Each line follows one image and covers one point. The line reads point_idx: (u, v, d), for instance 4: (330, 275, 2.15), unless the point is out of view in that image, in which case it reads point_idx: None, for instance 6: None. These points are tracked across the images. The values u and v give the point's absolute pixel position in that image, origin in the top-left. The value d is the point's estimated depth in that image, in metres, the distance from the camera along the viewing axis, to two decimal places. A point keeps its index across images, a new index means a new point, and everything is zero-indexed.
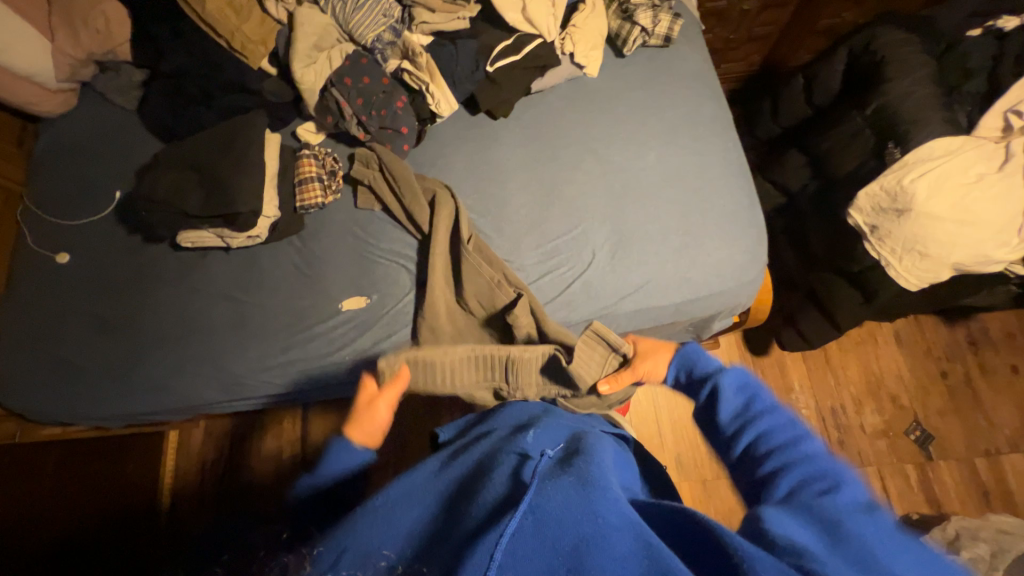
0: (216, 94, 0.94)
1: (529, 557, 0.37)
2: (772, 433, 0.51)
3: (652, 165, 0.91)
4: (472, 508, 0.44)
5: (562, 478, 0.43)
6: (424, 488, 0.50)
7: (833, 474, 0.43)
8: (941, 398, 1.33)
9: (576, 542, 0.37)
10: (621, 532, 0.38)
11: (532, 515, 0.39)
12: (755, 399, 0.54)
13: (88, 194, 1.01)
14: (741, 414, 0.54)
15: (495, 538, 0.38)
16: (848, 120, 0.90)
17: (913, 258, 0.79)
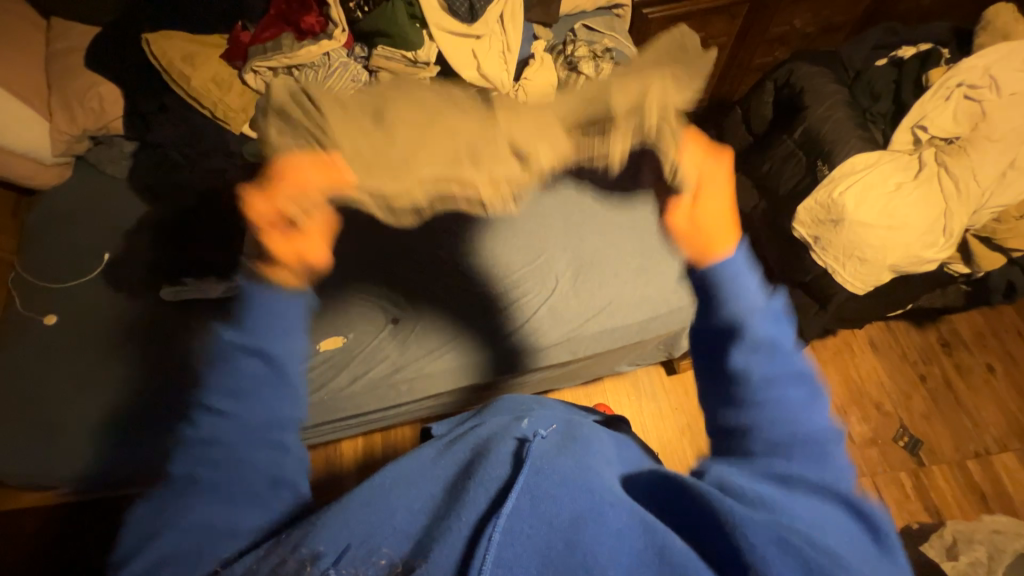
0: (201, 158, 1.02)
1: (527, 535, 0.40)
2: (764, 380, 0.42)
3: (605, 195, 0.99)
4: (471, 488, 0.45)
5: (557, 459, 0.46)
6: (422, 469, 0.51)
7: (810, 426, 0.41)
8: (923, 401, 1.35)
9: (574, 518, 0.40)
10: (616, 508, 0.41)
11: (529, 495, 0.42)
12: (767, 312, 0.43)
13: (77, 257, 1.06)
14: (750, 359, 0.42)
15: (495, 521, 0.40)
16: (779, 144, 1.00)
17: (855, 263, 0.85)
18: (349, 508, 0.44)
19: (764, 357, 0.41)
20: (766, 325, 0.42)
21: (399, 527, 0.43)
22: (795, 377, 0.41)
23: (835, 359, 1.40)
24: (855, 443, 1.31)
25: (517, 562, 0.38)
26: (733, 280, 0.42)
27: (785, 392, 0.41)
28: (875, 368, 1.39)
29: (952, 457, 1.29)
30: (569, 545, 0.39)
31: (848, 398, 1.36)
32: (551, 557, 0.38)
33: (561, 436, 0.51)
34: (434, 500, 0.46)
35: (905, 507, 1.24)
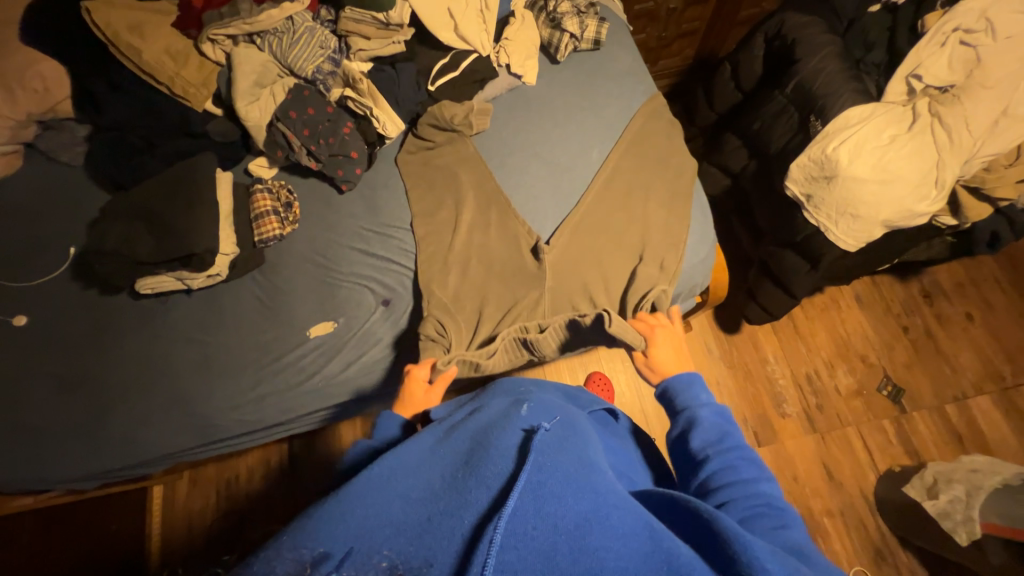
0: (164, 139, 0.95)
1: (529, 535, 0.38)
2: (736, 468, 0.52)
3: (595, 161, 0.96)
4: (471, 483, 0.44)
5: (562, 457, 0.46)
6: (420, 457, 0.50)
7: (783, 514, 0.48)
8: (905, 352, 1.39)
9: (579, 520, 0.39)
10: (623, 513, 0.41)
11: (533, 493, 0.41)
12: (709, 408, 0.60)
13: (41, 253, 0.99)
14: (712, 445, 0.55)
15: (495, 522, 0.38)
16: (771, 100, 0.97)
17: (847, 220, 0.84)
18: (343, 506, 0.43)
19: (711, 424, 0.58)
20: (708, 416, 0.58)
21: (398, 523, 0.41)
22: (743, 456, 0.54)
23: (822, 316, 1.43)
24: (841, 396, 1.36)
25: (519, 564, 0.37)
26: (685, 388, 0.63)
27: (740, 466, 0.53)
28: (860, 322, 1.42)
29: (931, 402, 1.35)
30: (573, 548, 0.37)
31: (835, 353, 1.40)
32: (554, 559, 0.37)
33: (561, 429, 0.52)
34: (432, 488, 0.45)
35: (888, 452, 1.30)
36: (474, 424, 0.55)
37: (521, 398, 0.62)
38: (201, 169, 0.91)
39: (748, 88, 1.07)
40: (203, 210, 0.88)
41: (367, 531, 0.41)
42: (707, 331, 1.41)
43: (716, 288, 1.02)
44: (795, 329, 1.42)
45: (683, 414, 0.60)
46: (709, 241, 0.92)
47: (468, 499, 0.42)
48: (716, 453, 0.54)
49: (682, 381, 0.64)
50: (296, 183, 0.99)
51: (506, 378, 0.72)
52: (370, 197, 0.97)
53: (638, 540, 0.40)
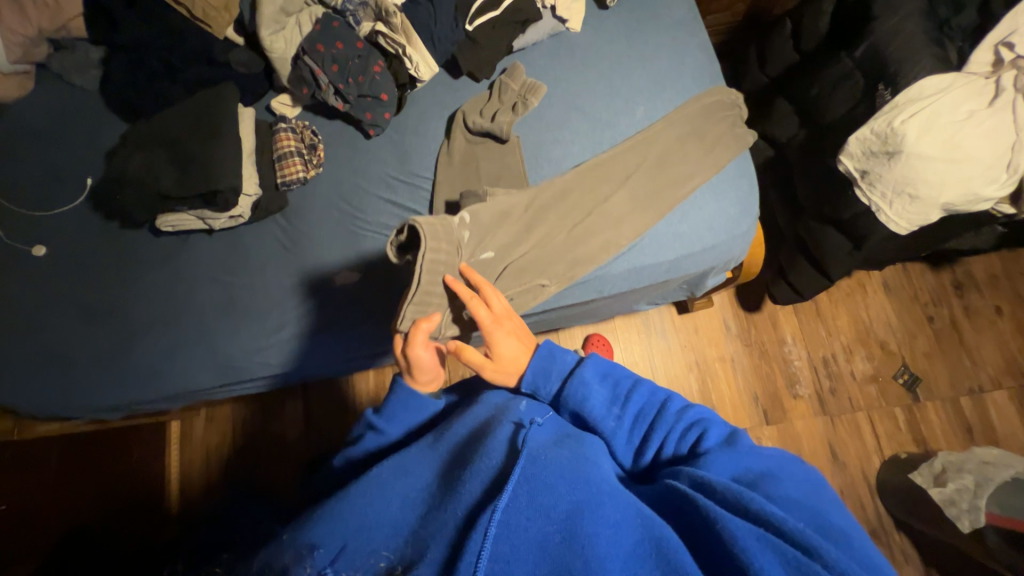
0: (182, 66, 0.89)
1: (524, 524, 0.43)
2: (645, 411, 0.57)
3: (640, 121, 0.90)
4: (467, 480, 0.48)
5: (558, 452, 0.49)
6: (420, 458, 0.55)
7: (704, 420, 0.54)
8: (927, 342, 1.37)
9: (571, 510, 0.43)
10: (615, 503, 0.44)
11: (527, 487, 0.45)
12: (589, 365, 0.59)
13: (56, 181, 0.97)
14: (615, 401, 0.57)
15: (489, 515, 0.43)
16: (836, 64, 0.90)
17: (903, 202, 0.80)
18: (345, 511, 0.49)
19: (599, 380, 0.58)
20: (592, 378, 0.58)
21: (396, 524, 0.48)
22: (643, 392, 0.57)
23: (846, 300, 1.39)
24: (855, 381, 1.35)
25: (513, 554, 0.41)
26: (554, 360, 0.60)
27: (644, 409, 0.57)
28: (885, 309, 1.39)
29: (946, 394, 1.34)
30: (567, 539, 0.41)
31: (855, 338, 1.38)
32: (548, 548, 0.41)
33: (558, 426, 0.55)
34: (428, 489, 0.51)
35: (895, 439, 1.31)
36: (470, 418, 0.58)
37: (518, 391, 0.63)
38: (221, 100, 0.86)
39: (809, 50, 0.98)
40: (223, 145, 0.83)
41: (365, 530, 0.48)
42: (728, 308, 1.39)
43: (749, 264, 0.99)
44: (817, 311, 1.39)
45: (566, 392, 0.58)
46: (755, 213, 0.86)
47: (462, 498, 0.47)
48: (624, 407, 0.57)
49: (542, 360, 0.60)
50: (320, 124, 0.94)
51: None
52: (398, 146, 0.92)
53: (628, 527, 0.43)
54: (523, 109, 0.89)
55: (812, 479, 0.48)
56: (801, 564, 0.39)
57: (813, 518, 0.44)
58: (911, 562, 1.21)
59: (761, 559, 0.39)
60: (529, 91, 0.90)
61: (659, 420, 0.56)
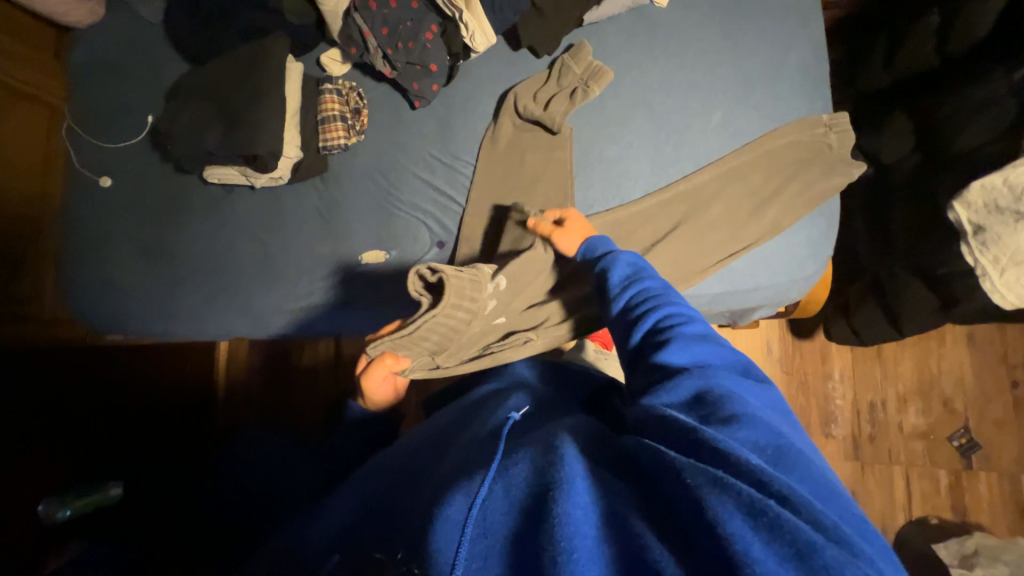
0: (237, 10, 0.86)
1: (496, 507, 0.42)
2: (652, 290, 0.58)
3: (714, 127, 0.78)
4: (443, 473, 0.50)
5: (530, 441, 0.49)
6: (403, 457, 0.60)
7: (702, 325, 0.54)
8: (1002, 408, 1.21)
9: (542, 490, 0.41)
10: (583, 475, 0.42)
11: (504, 476, 0.44)
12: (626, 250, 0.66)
13: (122, 114, 1.00)
14: (628, 277, 0.61)
15: (463, 499, 0.42)
16: (984, 83, 0.74)
17: (1020, 272, 0.67)
18: (334, 511, 0.57)
19: (628, 261, 0.64)
20: (624, 256, 0.64)
21: (373, 512, 0.53)
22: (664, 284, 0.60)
23: (917, 346, 1.24)
24: (901, 434, 1.23)
25: (490, 551, 0.39)
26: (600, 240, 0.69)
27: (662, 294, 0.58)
28: (961, 363, 1.22)
29: (1006, 468, 1.20)
30: (531, 518, 0.39)
31: (916, 388, 1.24)
32: (520, 538, 0.39)
33: (532, 421, 0.56)
34: (406, 480, 0.55)
35: (929, 501, 1.20)
36: (452, 413, 0.65)
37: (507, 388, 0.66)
38: (271, 54, 0.83)
39: (954, 56, 0.79)
40: (269, 105, 0.82)
41: (347, 527, 0.54)
42: (774, 332, 1.28)
43: (807, 303, 0.88)
44: (878, 351, 1.25)
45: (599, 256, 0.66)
46: (824, 255, 0.76)
47: (435, 485, 0.48)
48: (634, 282, 0.61)
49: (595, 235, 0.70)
50: (368, 87, 0.89)
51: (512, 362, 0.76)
52: (442, 122, 0.86)
53: (591, 496, 0.41)
54: (580, 96, 0.79)
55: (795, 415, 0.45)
56: (758, 506, 0.34)
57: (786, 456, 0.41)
58: None
59: (718, 504, 0.36)
60: (592, 74, 0.79)
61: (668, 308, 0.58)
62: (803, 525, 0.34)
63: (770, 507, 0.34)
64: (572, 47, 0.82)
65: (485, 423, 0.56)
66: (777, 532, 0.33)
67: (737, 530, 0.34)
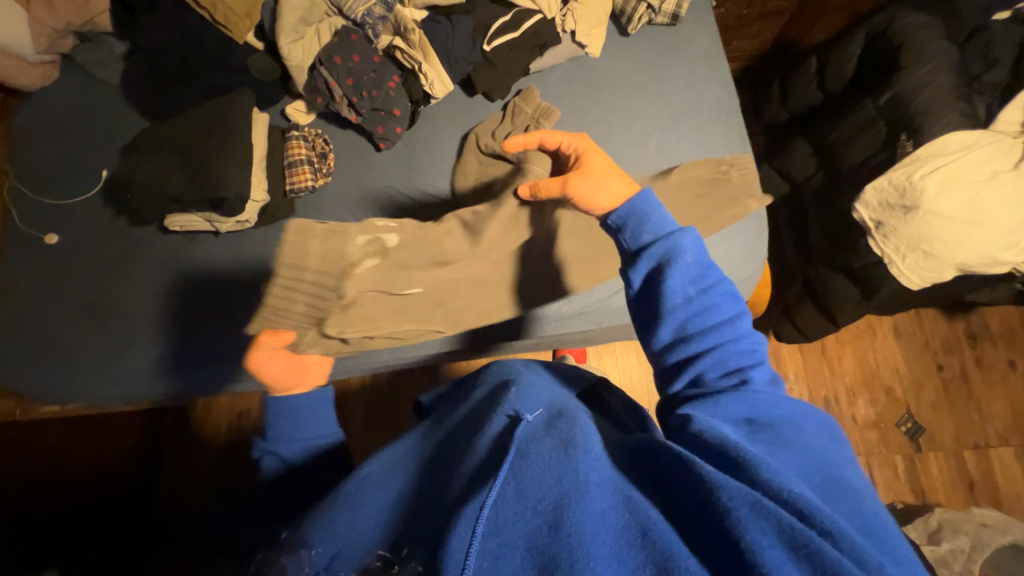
0: (200, 68, 0.90)
1: (511, 515, 0.43)
2: (713, 305, 0.55)
3: (652, 153, 0.89)
4: (456, 481, 0.52)
5: (547, 441, 0.51)
6: (404, 458, 0.64)
7: (753, 348, 0.54)
8: (935, 391, 1.34)
9: (557, 500, 0.43)
10: (600, 488, 0.45)
11: (515, 482, 0.46)
12: (688, 237, 0.57)
13: (72, 171, 0.98)
14: (689, 283, 0.55)
15: (476, 509, 0.43)
16: (860, 108, 0.88)
17: (917, 257, 0.78)
18: (335, 517, 0.54)
19: (691, 256, 0.56)
20: (686, 247, 0.57)
21: (382, 523, 0.53)
22: (725, 292, 0.56)
23: (854, 342, 1.36)
24: (856, 425, 1.32)
25: (502, 551, 0.40)
26: (649, 215, 0.59)
27: (722, 308, 0.56)
28: (893, 354, 1.36)
29: (950, 446, 1.31)
30: (552, 529, 0.41)
31: (860, 381, 1.35)
32: (536, 541, 0.41)
33: (547, 414, 0.57)
34: (410, 492, 0.57)
35: (892, 488, 1.28)
36: (462, 421, 0.65)
37: (512, 383, 0.69)
38: (236, 106, 0.86)
39: (833, 90, 0.97)
40: (236, 153, 0.84)
41: (354, 534, 0.52)
42: None
43: (753, 304, 0.97)
44: (822, 350, 1.36)
45: (656, 243, 0.57)
46: (760, 256, 0.86)
47: (450, 495, 0.50)
48: (696, 291, 0.55)
49: (644, 205, 0.59)
50: (333, 134, 0.94)
51: (503, 361, 0.78)
52: (407, 161, 0.92)
53: (614, 511, 0.43)
54: (534, 130, 0.87)
55: (827, 436, 0.50)
56: (797, 533, 0.37)
57: (818, 486, 0.45)
58: None
59: (754, 532, 0.38)
60: (542, 113, 0.89)
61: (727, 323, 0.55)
62: (846, 559, 0.36)
63: (814, 542, 0.37)
64: (522, 91, 0.92)
65: (499, 423, 0.57)
66: (805, 547, 0.37)
67: (773, 557, 0.36)
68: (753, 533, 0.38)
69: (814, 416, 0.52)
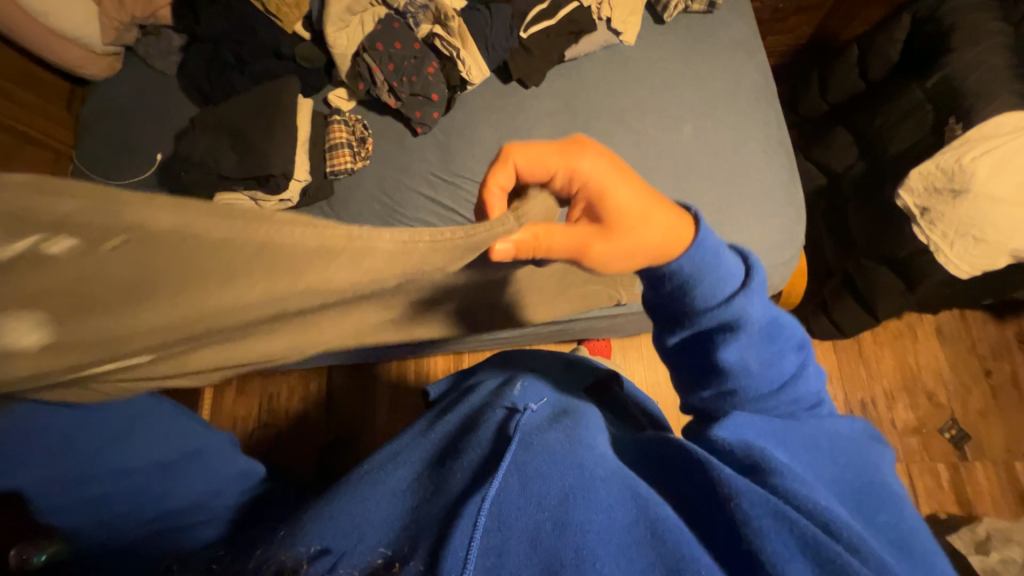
0: (252, 57, 0.96)
1: (517, 509, 0.43)
2: (778, 367, 0.47)
3: (686, 137, 0.89)
4: (459, 468, 0.50)
5: (551, 436, 0.51)
6: (417, 447, 0.58)
7: (810, 390, 0.49)
8: (982, 398, 1.27)
9: (562, 495, 0.44)
10: (607, 485, 0.45)
11: (518, 475, 0.46)
12: (756, 291, 0.47)
13: (130, 155, 1.04)
14: (751, 348, 0.46)
15: (480, 501, 0.43)
16: (906, 93, 0.86)
17: (966, 244, 0.76)
18: (338, 507, 0.49)
19: (759, 322, 0.46)
20: (755, 304, 0.46)
21: (391, 514, 0.48)
22: (787, 346, 0.48)
23: (893, 343, 1.31)
24: (896, 430, 1.26)
25: (505, 547, 0.41)
26: (710, 271, 0.46)
27: (784, 363, 0.48)
28: (936, 357, 1.30)
29: (999, 456, 1.24)
30: (558, 525, 0.41)
31: (900, 384, 1.29)
32: (540, 537, 0.41)
33: (550, 412, 0.57)
34: (421, 478, 0.53)
35: (934, 497, 1.22)
36: (459, 416, 0.62)
37: (512, 378, 0.67)
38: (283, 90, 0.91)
39: (876, 77, 0.94)
40: (283, 135, 0.89)
41: (357, 526, 0.46)
42: None
43: (788, 294, 0.96)
44: (859, 351, 1.31)
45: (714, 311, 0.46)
46: (797, 240, 0.85)
47: (453, 485, 0.48)
48: (764, 356, 0.46)
49: (697, 258, 0.45)
50: (372, 119, 0.97)
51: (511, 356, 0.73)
52: (443, 144, 0.94)
53: (621, 512, 0.43)
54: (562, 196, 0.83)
55: (864, 441, 0.49)
56: (823, 549, 0.36)
57: (857, 500, 0.43)
58: None
59: (773, 541, 0.37)
60: None
61: (787, 383, 0.48)
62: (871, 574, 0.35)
63: (841, 555, 0.36)
64: None
65: (500, 415, 0.56)
66: (826, 558, 0.36)
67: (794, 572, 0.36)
68: (768, 540, 0.37)
69: (850, 424, 0.51)
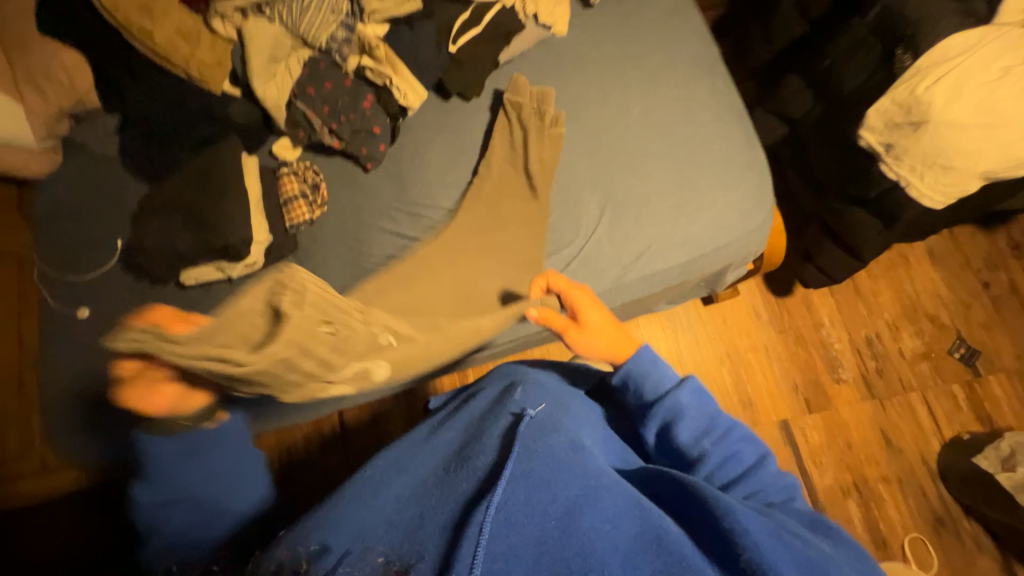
0: (186, 127, 0.94)
1: (520, 520, 0.42)
2: (734, 456, 0.56)
3: (636, 119, 0.87)
4: (467, 477, 0.48)
5: (554, 440, 0.49)
6: (418, 453, 0.58)
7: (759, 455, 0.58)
8: (986, 311, 1.26)
9: (568, 505, 0.43)
10: (613, 493, 0.44)
11: (523, 483, 0.44)
12: (692, 389, 0.58)
13: (86, 246, 0.96)
14: (701, 435, 0.56)
15: (485, 509, 0.42)
16: (848, 30, 0.84)
17: (935, 173, 0.74)
18: (342, 516, 0.48)
19: (695, 409, 0.57)
20: (687, 397, 0.57)
21: (394, 521, 0.46)
22: (739, 439, 0.56)
23: (887, 275, 1.30)
24: (905, 359, 1.25)
25: (511, 552, 0.40)
26: (648, 374, 0.60)
27: (738, 453, 0.56)
28: (932, 280, 1.29)
29: (1011, 365, 1.23)
30: (564, 531, 0.41)
31: (901, 313, 1.28)
32: (545, 545, 0.40)
33: (547, 413, 0.55)
34: (422, 483, 0.51)
35: (954, 419, 1.21)
36: (466, 419, 0.61)
37: (515, 381, 0.65)
38: (221, 157, 0.89)
39: (817, 16, 0.91)
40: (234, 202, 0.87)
41: (360, 533, 0.45)
42: (756, 297, 1.30)
43: (771, 254, 0.95)
44: (855, 290, 1.29)
45: (658, 406, 0.57)
46: (768, 202, 0.83)
47: (462, 490, 0.47)
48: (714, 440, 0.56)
49: (641, 364, 0.60)
50: (321, 163, 0.96)
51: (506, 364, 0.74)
52: (395, 173, 0.93)
53: (628, 519, 0.42)
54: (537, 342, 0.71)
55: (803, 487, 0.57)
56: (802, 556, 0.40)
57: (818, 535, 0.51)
58: (985, 549, 1.13)
59: (769, 551, 0.38)
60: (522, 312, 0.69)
61: (750, 471, 0.56)
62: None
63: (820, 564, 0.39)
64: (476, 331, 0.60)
65: (502, 419, 0.55)
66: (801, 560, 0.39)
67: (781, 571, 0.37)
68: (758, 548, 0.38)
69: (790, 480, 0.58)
